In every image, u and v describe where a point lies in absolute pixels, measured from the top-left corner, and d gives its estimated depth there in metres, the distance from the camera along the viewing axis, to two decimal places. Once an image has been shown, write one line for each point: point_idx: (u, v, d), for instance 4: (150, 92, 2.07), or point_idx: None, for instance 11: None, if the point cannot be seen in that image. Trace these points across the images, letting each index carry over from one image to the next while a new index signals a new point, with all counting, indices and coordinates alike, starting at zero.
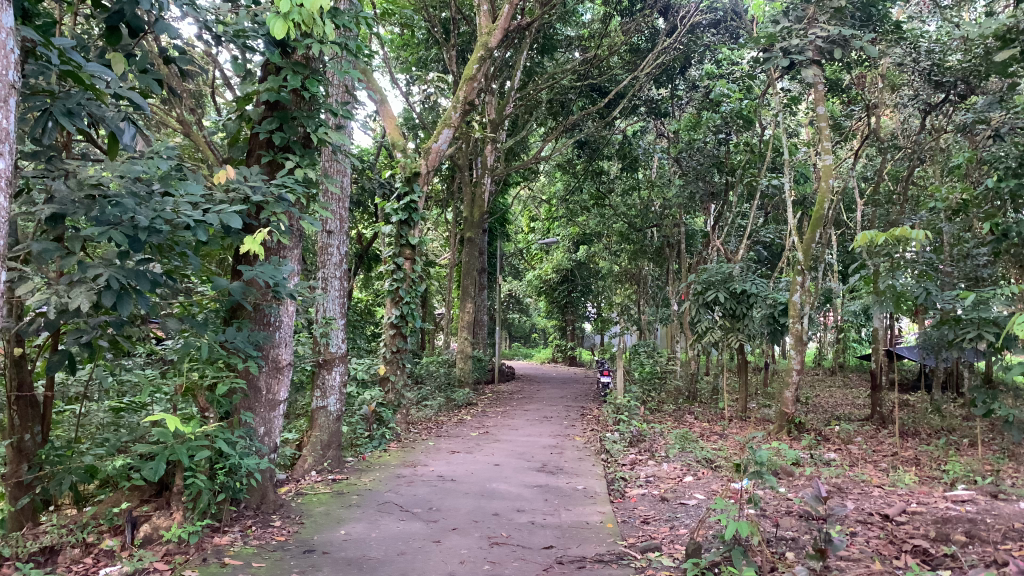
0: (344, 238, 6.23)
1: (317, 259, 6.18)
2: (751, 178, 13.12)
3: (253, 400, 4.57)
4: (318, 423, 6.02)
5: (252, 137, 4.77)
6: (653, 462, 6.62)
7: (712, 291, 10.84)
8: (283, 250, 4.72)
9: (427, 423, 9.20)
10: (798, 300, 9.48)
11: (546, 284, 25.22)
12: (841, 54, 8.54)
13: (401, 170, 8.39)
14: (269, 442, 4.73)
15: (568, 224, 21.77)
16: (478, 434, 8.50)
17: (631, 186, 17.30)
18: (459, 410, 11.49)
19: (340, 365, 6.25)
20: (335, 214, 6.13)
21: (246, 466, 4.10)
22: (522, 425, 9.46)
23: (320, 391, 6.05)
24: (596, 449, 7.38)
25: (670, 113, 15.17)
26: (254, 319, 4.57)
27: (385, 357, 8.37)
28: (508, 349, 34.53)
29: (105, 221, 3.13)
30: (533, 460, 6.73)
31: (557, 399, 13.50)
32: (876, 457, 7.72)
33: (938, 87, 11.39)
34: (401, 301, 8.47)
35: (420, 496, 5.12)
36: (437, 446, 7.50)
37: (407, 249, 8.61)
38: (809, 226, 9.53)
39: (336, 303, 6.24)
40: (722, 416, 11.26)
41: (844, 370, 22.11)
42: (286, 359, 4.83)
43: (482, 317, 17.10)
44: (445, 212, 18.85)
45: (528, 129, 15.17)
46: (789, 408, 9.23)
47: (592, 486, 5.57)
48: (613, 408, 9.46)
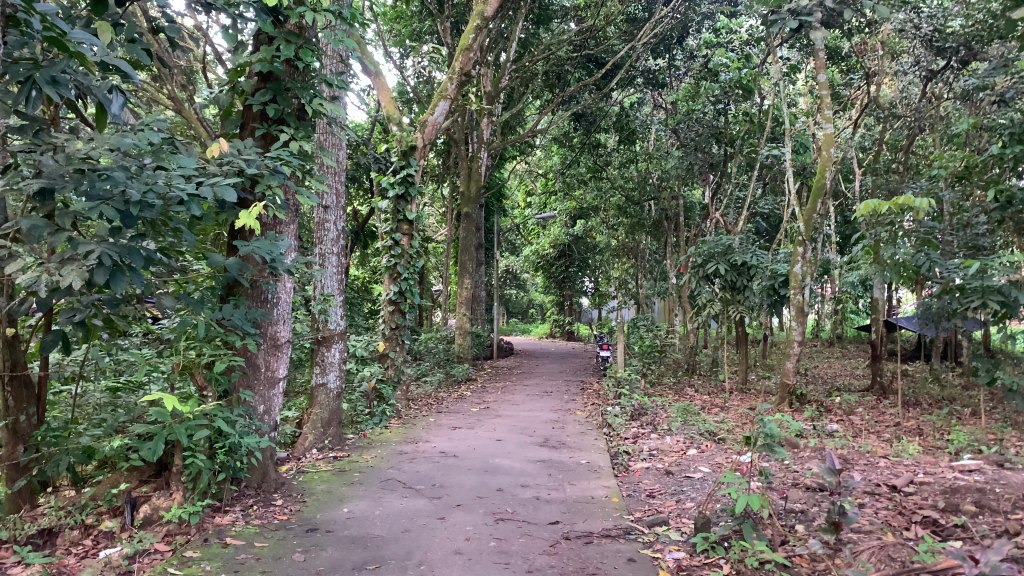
0: (341, 213, 6.12)
1: (314, 234, 6.07)
2: (750, 149, 12.99)
3: (252, 378, 4.48)
4: (318, 401, 5.96)
5: (244, 109, 4.64)
6: (656, 435, 6.58)
7: (712, 263, 10.70)
8: (279, 225, 4.62)
9: (427, 400, 9.15)
10: (800, 271, 9.40)
11: (544, 259, 25.11)
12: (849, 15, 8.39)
13: (396, 144, 8.25)
14: (269, 420, 4.65)
15: (565, 198, 21.61)
16: (479, 410, 8.45)
17: (628, 159, 17.15)
18: (459, 385, 11.45)
19: (339, 342, 6.17)
20: (332, 189, 6.02)
21: (246, 445, 4.03)
22: (522, 399, 9.43)
23: (319, 368, 5.98)
24: (598, 423, 7.34)
25: (667, 83, 15.00)
26: (251, 296, 4.47)
27: (384, 334, 8.27)
28: (506, 325, 34.52)
29: (94, 196, 3.02)
30: (535, 435, 6.68)
31: (556, 374, 13.47)
32: (879, 428, 7.68)
33: (940, 54, 11.18)
34: (399, 276, 8.36)
35: (423, 473, 5.07)
36: (439, 422, 7.44)
37: (405, 224, 8.48)
38: (810, 196, 9.42)
39: (334, 280, 6.14)
40: (723, 388, 11.23)
41: (843, 341, 22.10)
42: (284, 336, 4.75)
43: (480, 293, 17.03)
44: (442, 188, 18.69)
45: (524, 102, 14.97)
46: (791, 380, 9.20)
47: (596, 460, 5.53)
48: (614, 381, 9.42)
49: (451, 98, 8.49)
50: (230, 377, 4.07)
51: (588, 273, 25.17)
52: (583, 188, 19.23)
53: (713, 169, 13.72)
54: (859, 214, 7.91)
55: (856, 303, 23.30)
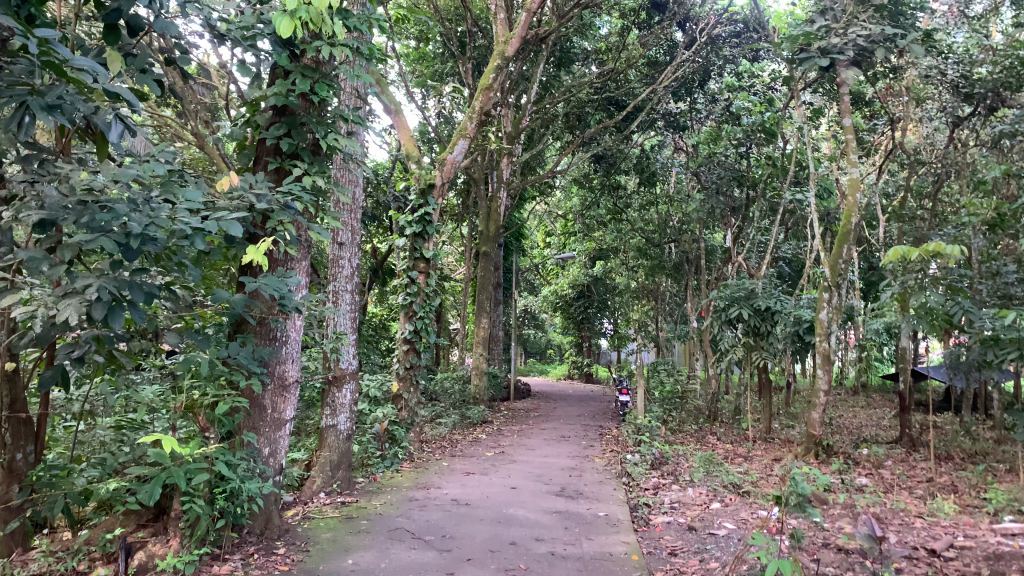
0: (356, 250, 6.02)
1: (328, 272, 5.95)
2: (774, 193, 12.84)
3: (257, 420, 4.32)
4: (328, 443, 5.78)
5: (259, 143, 4.56)
6: (677, 487, 6.32)
7: (735, 308, 10.51)
8: (290, 261, 4.50)
9: (441, 443, 8.93)
10: (826, 318, 9.15)
11: (562, 300, 24.92)
12: (882, 54, 8.25)
13: (416, 182, 8.18)
14: (274, 463, 4.48)
15: (584, 239, 21.49)
16: (493, 455, 8.22)
17: (648, 201, 17.04)
18: (474, 428, 11.22)
19: (350, 383, 6.00)
20: (347, 225, 5.92)
21: (247, 491, 3.85)
22: (539, 444, 9.18)
23: (329, 409, 5.81)
24: (617, 472, 7.08)
25: (689, 127, 14.95)
26: (259, 334, 4.34)
27: (398, 374, 8.09)
28: (524, 365, 34.23)
29: (94, 227, 2.90)
30: (551, 483, 6.44)
31: (574, 417, 13.19)
32: (911, 483, 7.36)
33: (967, 100, 11.02)
34: (415, 315, 8.22)
35: (434, 522, 4.85)
36: (452, 466, 7.22)
37: (422, 263, 8.36)
38: (836, 241, 9.22)
39: (348, 318, 6.00)
40: (745, 437, 10.91)
41: (867, 390, 21.61)
42: (292, 376, 4.59)
43: (497, 334, 16.86)
44: (461, 227, 18.66)
45: (545, 143, 14.96)
46: (817, 430, 8.89)
47: (615, 513, 5.29)
48: (634, 428, 9.16)
49: (471, 137, 8.43)
50: (234, 418, 3.91)
51: (606, 315, 24.93)
52: (603, 230, 19.12)
53: (735, 213, 13.56)
54: (887, 260, 7.68)
55: (881, 350, 22.83)
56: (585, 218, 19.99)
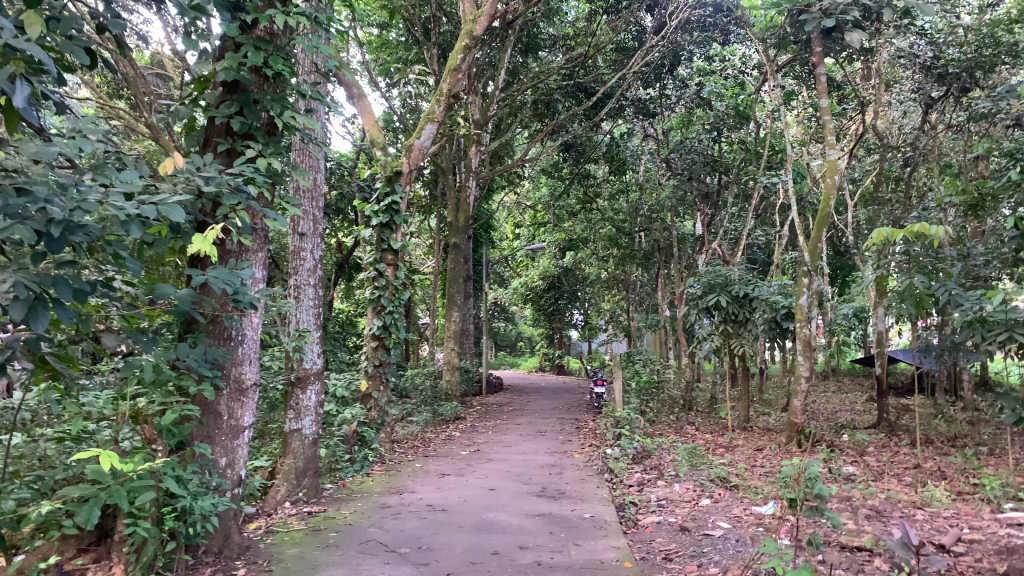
0: (319, 240, 5.63)
1: (288, 265, 5.56)
2: (748, 178, 12.63)
3: (212, 428, 3.94)
4: (293, 448, 5.40)
5: (208, 124, 4.15)
6: (664, 482, 6.03)
7: (713, 295, 10.29)
8: (245, 253, 4.11)
9: (414, 442, 8.55)
10: (806, 303, 8.95)
11: (532, 292, 24.63)
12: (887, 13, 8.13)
13: (381, 169, 7.76)
14: (232, 474, 4.10)
15: (555, 229, 21.21)
16: (469, 453, 7.88)
17: (618, 189, 16.76)
18: (447, 425, 10.85)
19: (315, 383, 5.60)
20: (308, 214, 5.54)
21: (201, 509, 3.46)
22: (515, 441, 8.85)
23: (293, 412, 5.42)
24: (599, 469, 6.78)
25: (659, 113, 14.60)
26: (212, 333, 3.95)
27: (367, 372, 7.68)
28: (494, 359, 33.91)
29: (10, 214, 2.48)
30: (531, 483, 6.12)
31: (548, 411, 12.89)
32: (898, 470, 7.17)
33: (939, 80, 10.86)
34: (383, 310, 7.82)
35: (409, 532, 4.49)
36: (426, 468, 6.87)
37: (390, 254, 7.95)
38: (814, 225, 8.96)
39: (312, 314, 5.59)
40: (725, 427, 10.70)
41: (838, 374, 21.66)
42: (250, 379, 4.20)
43: (467, 327, 16.50)
44: (429, 219, 18.26)
45: (512, 131, 14.61)
46: (799, 418, 8.70)
47: (601, 514, 4.99)
48: (613, 420, 8.88)
49: (439, 122, 8.04)
50: (185, 428, 3.53)
51: (577, 306, 24.66)
52: (573, 220, 18.82)
53: (708, 199, 13.35)
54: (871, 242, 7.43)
55: (850, 335, 22.89)
56: (555, 208, 19.69)
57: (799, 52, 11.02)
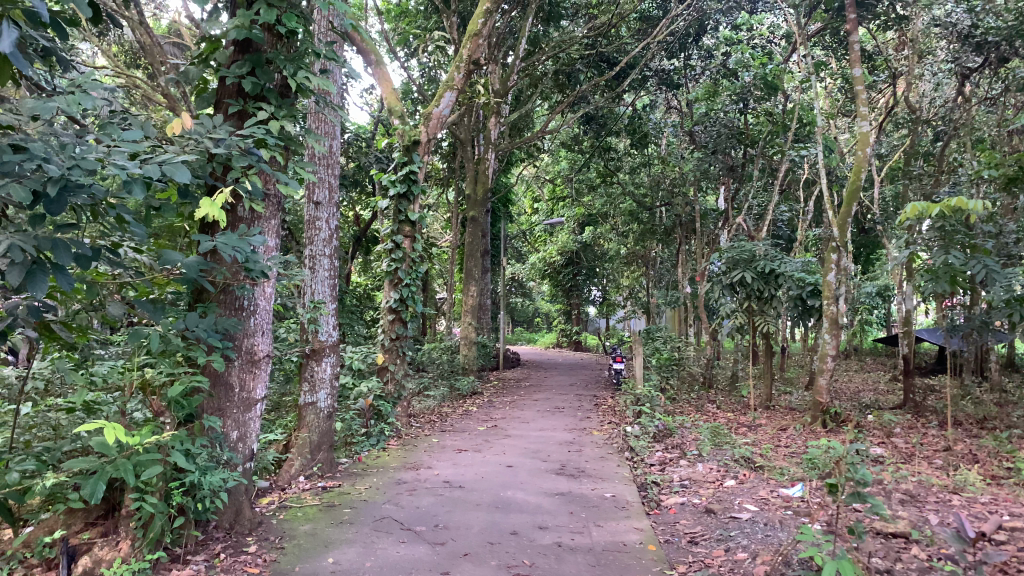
0: (334, 209, 5.49)
1: (303, 234, 5.42)
2: (775, 151, 12.30)
3: (223, 401, 3.82)
4: (307, 422, 5.28)
5: (220, 85, 3.99)
6: (686, 462, 5.87)
7: (737, 271, 9.99)
8: (257, 220, 3.96)
9: (431, 417, 8.45)
10: (834, 280, 8.67)
11: (551, 267, 24.43)
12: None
13: (398, 138, 7.57)
14: (244, 448, 3.98)
15: (574, 204, 20.96)
16: (486, 429, 7.76)
17: (640, 163, 16.46)
18: (464, 400, 10.75)
19: (330, 356, 5.48)
20: (323, 182, 5.39)
21: (209, 484, 3.34)
22: (533, 416, 8.72)
23: (308, 385, 5.31)
24: (619, 447, 6.64)
25: (683, 85, 14.29)
26: (223, 303, 3.81)
27: (383, 345, 7.56)
28: (511, 334, 33.84)
29: (4, 172, 2.32)
30: (550, 460, 5.98)
31: (566, 387, 12.76)
32: (928, 452, 6.96)
33: (977, 50, 10.45)
34: (400, 282, 7.68)
35: (425, 510, 4.37)
36: (443, 443, 6.75)
37: (407, 226, 7.78)
38: (843, 199, 8.68)
39: (327, 285, 5.45)
40: (746, 405, 10.51)
41: (860, 354, 21.34)
42: (263, 350, 4.07)
43: (485, 301, 16.36)
44: (447, 193, 18.07)
45: (532, 103, 14.33)
46: (824, 397, 8.49)
47: (623, 494, 4.84)
48: (633, 398, 8.72)
49: (458, 90, 7.84)
50: (193, 400, 3.40)
51: (596, 281, 24.45)
52: (593, 194, 18.56)
53: (733, 173, 13.04)
54: (906, 217, 7.12)
55: (873, 314, 22.54)
56: (575, 182, 19.43)
57: (830, 20, 10.65)
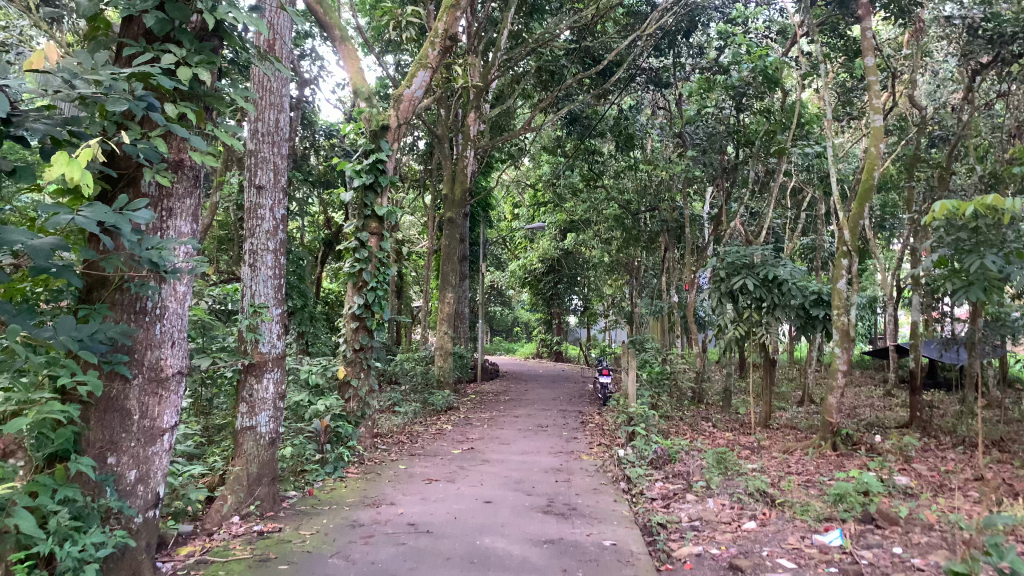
0: (280, 195, 4.61)
1: (242, 225, 4.54)
2: (773, 152, 11.55)
3: (113, 433, 2.91)
4: (243, 451, 4.39)
5: (123, 25, 3.08)
6: (694, 496, 5.04)
7: (738, 278, 9.10)
8: (165, 199, 3.08)
9: (399, 437, 7.52)
10: (845, 288, 7.85)
11: (530, 274, 23.59)
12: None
13: (364, 123, 6.69)
14: (146, 493, 3.07)
15: (556, 209, 20.16)
16: (461, 452, 6.87)
17: (625, 167, 15.71)
18: (437, 416, 9.85)
19: (274, 371, 4.57)
20: (267, 161, 4.51)
21: (69, 560, 2.41)
22: (513, 437, 7.84)
23: (246, 407, 4.42)
24: (613, 477, 5.79)
25: (673, 84, 13.53)
26: (116, 305, 2.93)
27: (345, 357, 6.67)
28: (490, 344, 32.94)
29: None
30: (535, 493, 5.12)
31: (548, 401, 11.90)
32: (958, 481, 6.18)
33: (989, 45, 9.75)
34: (366, 286, 6.78)
35: (383, 567, 3.49)
36: (410, 471, 5.87)
37: (373, 222, 6.86)
38: (855, 200, 7.91)
39: (271, 287, 4.56)
40: (743, 425, 9.71)
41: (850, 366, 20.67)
42: (173, 367, 3.18)
43: (462, 310, 15.50)
44: (422, 195, 17.19)
45: (513, 100, 13.49)
46: (834, 416, 7.71)
47: (625, 542, 4.01)
48: (625, 416, 7.89)
49: (432, 69, 7.00)
50: (57, 434, 2.49)
51: (577, 290, 23.64)
52: (574, 199, 17.78)
53: (729, 174, 12.32)
54: (935, 215, 6.25)
55: (861, 325, 21.92)
56: (556, 187, 18.63)
57: (832, 13, 9.92)
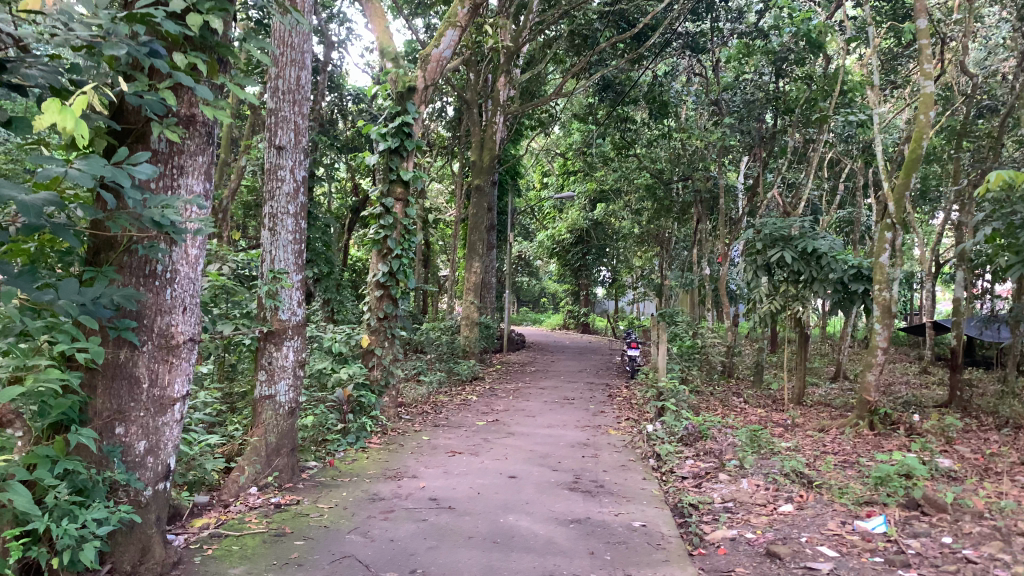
0: (301, 157, 4.43)
1: (262, 187, 4.37)
2: (814, 120, 11.12)
3: (119, 402, 2.79)
4: (262, 420, 4.28)
5: None
6: (726, 476, 4.84)
7: (776, 250, 8.76)
8: (176, 156, 2.91)
9: (423, 408, 7.41)
10: (887, 262, 7.51)
11: (559, 245, 23.32)
12: None
13: (390, 84, 6.48)
14: (155, 464, 2.96)
15: (586, 178, 19.82)
16: (485, 423, 6.74)
17: (658, 135, 15.31)
18: (463, 386, 9.73)
19: (294, 339, 4.43)
20: (287, 120, 4.34)
21: (70, 539, 2.30)
22: (539, 409, 7.69)
23: (265, 375, 4.30)
24: (642, 454, 5.61)
25: (711, 50, 13.06)
26: (123, 268, 2.79)
27: (369, 326, 6.53)
28: (517, 314, 32.81)
29: None
30: (561, 469, 4.96)
31: (574, 373, 11.73)
32: (1004, 464, 5.91)
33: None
34: (390, 253, 6.61)
35: (400, 545, 3.35)
36: (433, 442, 5.74)
37: (399, 187, 6.66)
38: (901, 169, 7.54)
39: (291, 252, 4.40)
40: (775, 402, 9.46)
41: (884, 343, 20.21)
42: (184, 334, 3.03)
43: (490, 280, 15.33)
44: (450, 163, 16.95)
45: (544, 65, 13.13)
46: (872, 395, 7.44)
47: (655, 523, 3.83)
48: (654, 391, 7.69)
49: (461, 29, 6.74)
50: (57, 403, 2.36)
51: (606, 262, 23.35)
52: (605, 168, 17.43)
53: (768, 142, 11.91)
54: (990, 186, 5.87)
55: (897, 301, 21.38)
56: (586, 156, 18.28)
57: None
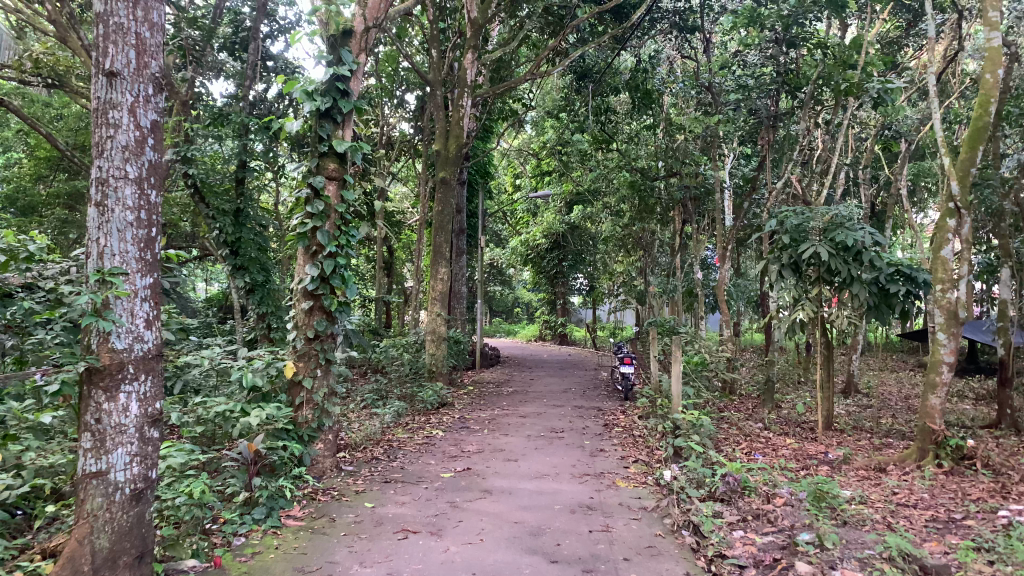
0: (149, 89, 2.80)
1: (85, 137, 2.73)
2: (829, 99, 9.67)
3: None
4: (85, 513, 2.66)
5: None
6: (808, 567, 3.25)
7: (806, 245, 7.17)
8: None
9: (373, 452, 5.74)
10: (951, 254, 6.00)
11: (533, 250, 21.74)
12: None
13: (320, 28, 4.94)
14: None
15: (561, 178, 18.35)
16: (454, 475, 5.11)
17: (642, 128, 13.81)
18: (426, 416, 8.09)
19: (140, 380, 2.77)
20: (121, 28, 2.71)
21: None
22: (523, 450, 6.09)
23: (90, 441, 2.66)
24: (670, 524, 4.02)
25: (703, 28, 11.54)
26: None
27: (295, 350, 4.88)
28: (489, 326, 31.16)
29: None
30: (562, 561, 3.36)
31: (558, 394, 10.15)
32: None
33: None
34: (321, 252, 4.95)
35: None
36: (379, 513, 4.10)
37: (333, 164, 5.01)
38: (962, 142, 6.08)
39: (132, 242, 2.75)
40: (800, 428, 7.98)
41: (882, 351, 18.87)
42: None
43: (459, 289, 13.71)
44: (413, 162, 15.27)
45: (518, 42, 11.48)
46: (937, 422, 5.95)
47: None
48: (667, 424, 6.14)
49: None
50: None
51: (583, 268, 21.87)
52: (582, 167, 15.97)
53: (774, 126, 10.48)
54: None
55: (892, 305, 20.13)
56: (562, 154, 16.79)
57: None
